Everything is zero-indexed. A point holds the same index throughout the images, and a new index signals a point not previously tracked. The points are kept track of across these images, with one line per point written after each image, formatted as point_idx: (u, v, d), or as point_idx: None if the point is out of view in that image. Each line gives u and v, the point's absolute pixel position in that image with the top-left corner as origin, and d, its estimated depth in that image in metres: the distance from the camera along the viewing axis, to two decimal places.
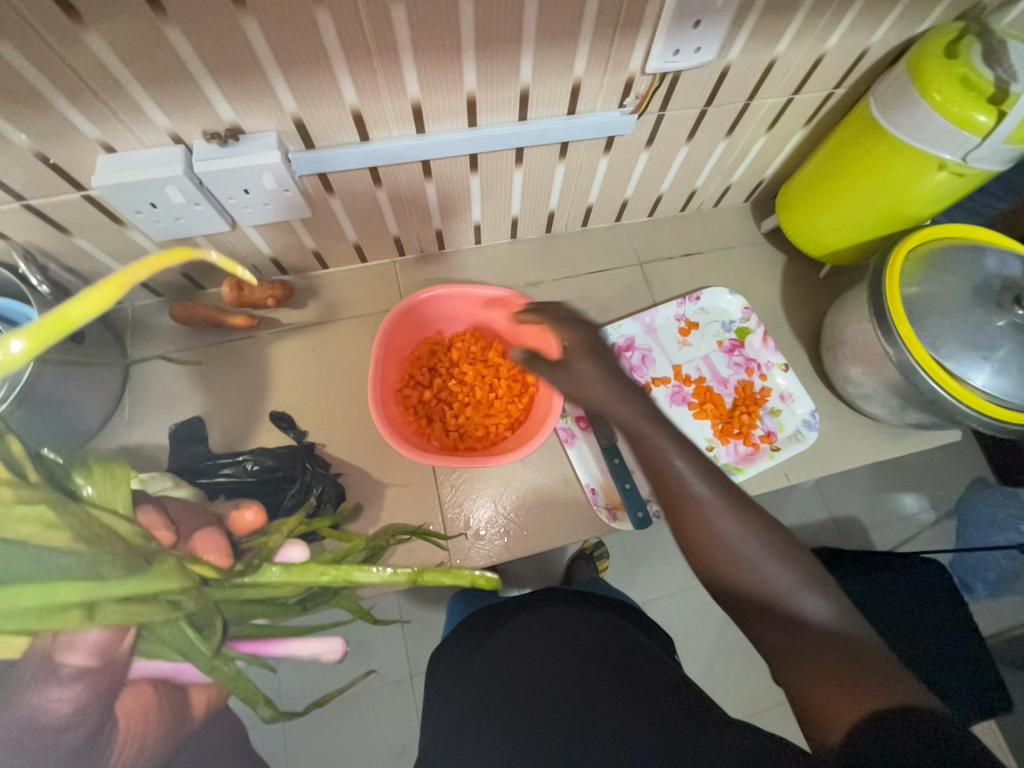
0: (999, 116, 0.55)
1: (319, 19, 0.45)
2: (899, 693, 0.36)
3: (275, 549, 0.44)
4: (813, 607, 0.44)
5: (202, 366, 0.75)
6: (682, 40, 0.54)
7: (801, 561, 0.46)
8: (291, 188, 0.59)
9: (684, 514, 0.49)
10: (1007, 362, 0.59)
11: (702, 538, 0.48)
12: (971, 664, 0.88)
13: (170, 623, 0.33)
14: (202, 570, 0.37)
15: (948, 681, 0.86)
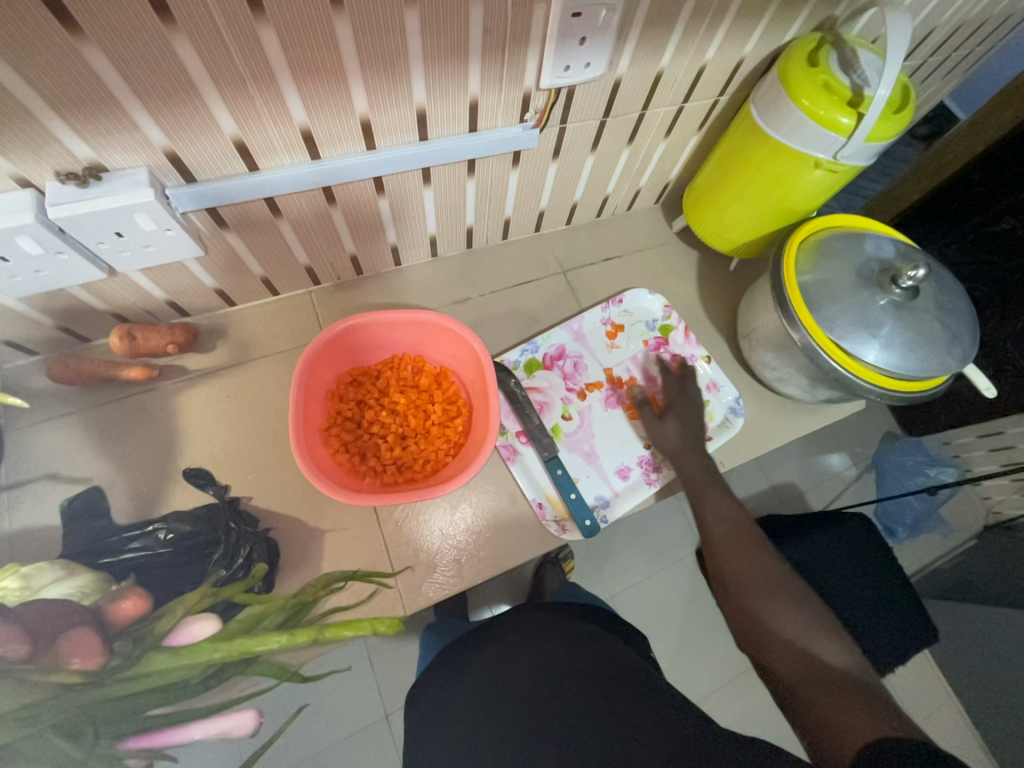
0: (858, 117, 0.60)
1: (176, 45, 0.41)
2: (877, 722, 0.46)
3: (170, 632, 0.58)
4: (835, 654, 0.56)
5: (97, 429, 0.67)
6: (570, 57, 0.55)
7: (808, 605, 0.62)
8: (174, 227, 0.54)
9: (744, 556, 0.68)
10: (893, 336, 0.65)
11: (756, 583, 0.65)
12: (900, 606, 0.96)
13: (30, 739, 0.51)
14: (70, 678, 0.53)
15: (884, 625, 0.94)
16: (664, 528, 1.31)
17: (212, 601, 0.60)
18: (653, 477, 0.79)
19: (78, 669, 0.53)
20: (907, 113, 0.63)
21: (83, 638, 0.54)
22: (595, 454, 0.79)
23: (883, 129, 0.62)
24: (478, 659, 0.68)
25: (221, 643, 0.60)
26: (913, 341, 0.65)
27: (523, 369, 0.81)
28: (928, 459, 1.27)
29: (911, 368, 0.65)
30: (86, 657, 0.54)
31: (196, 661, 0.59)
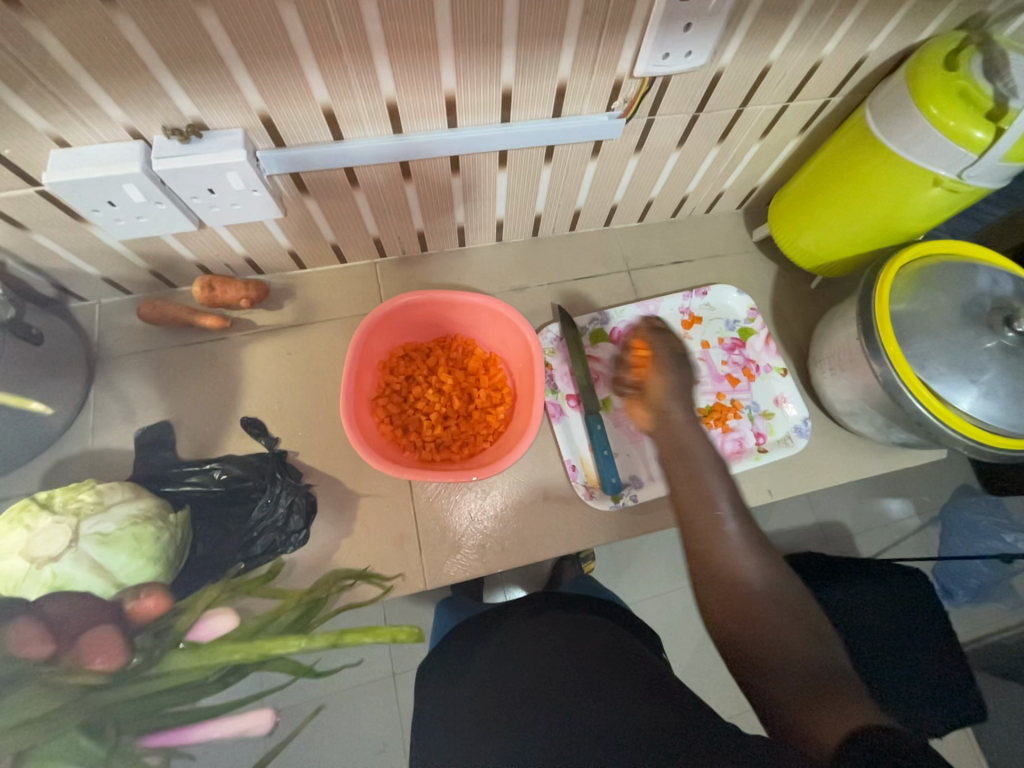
0: (997, 133, 0.53)
1: (282, 13, 0.42)
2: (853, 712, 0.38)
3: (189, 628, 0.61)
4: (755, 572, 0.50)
5: (172, 369, 0.72)
6: (671, 45, 0.52)
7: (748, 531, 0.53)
8: (260, 188, 0.56)
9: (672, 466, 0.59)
10: (995, 385, 0.58)
11: (727, 561, 0.51)
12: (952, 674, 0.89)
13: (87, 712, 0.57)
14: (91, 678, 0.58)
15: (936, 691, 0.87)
16: None
17: (229, 598, 0.63)
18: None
19: (99, 670, 0.58)
20: None
21: (104, 638, 0.57)
22: (639, 434, 0.77)
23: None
24: (490, 645, 0.69)
25: (239, 644, 0.63)
26: (1018, 395, 0.58)
27: (589, 337, 0.80)
28: (1008, 524, 1.14)
29: (1011, 423, 0.58)
30: (106, 658, 0.58)
31: (215, 660, 0.62)
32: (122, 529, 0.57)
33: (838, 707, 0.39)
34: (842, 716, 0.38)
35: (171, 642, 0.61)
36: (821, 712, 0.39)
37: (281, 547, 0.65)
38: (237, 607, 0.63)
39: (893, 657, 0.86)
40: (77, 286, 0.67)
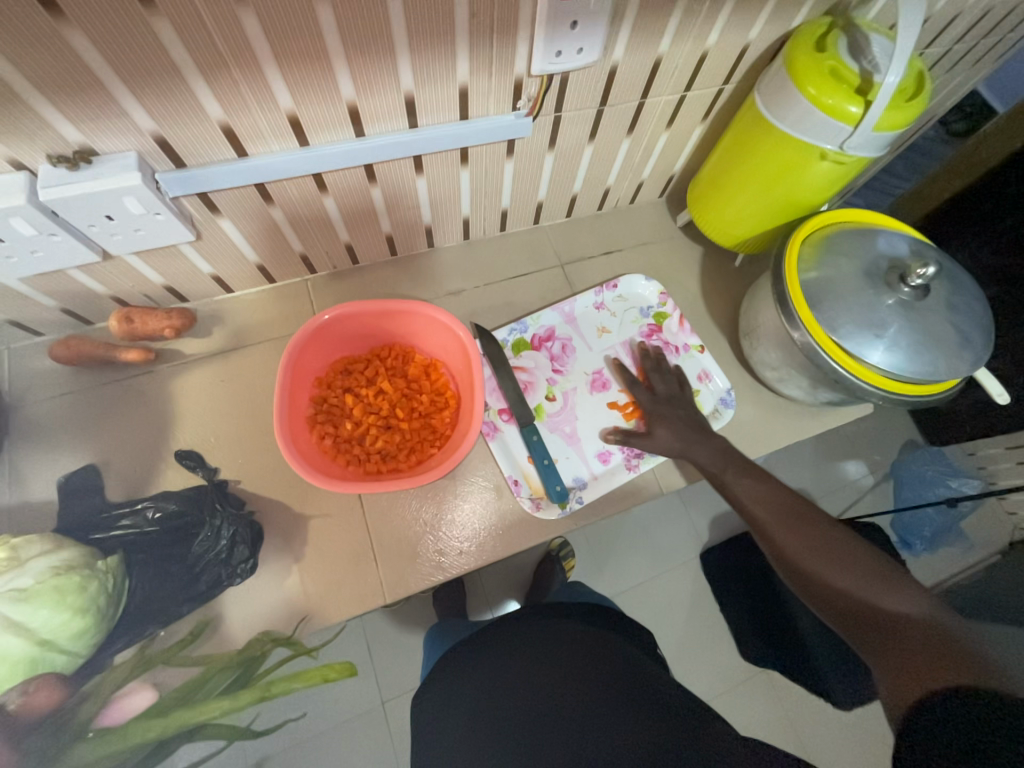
0: (867, 105, 0.57)
1: (157, 29, 0.41)
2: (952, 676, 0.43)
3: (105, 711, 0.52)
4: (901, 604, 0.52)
5: (95, 409, 0.68)
6: (562, 42, 0.54)
7: (873, 567, 0.56)
8: (162, 212, 0.54)
9: (783, 524, 0.63)
10: (898, 338, 0.62)
11: (799, 546, 0.61)
12: None
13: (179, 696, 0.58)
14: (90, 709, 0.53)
15: None
16: (666, 530, 1.29)
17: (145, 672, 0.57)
18: (634, 464, 0.76)
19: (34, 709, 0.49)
20: (921, 102, 0.60)
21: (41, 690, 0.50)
22: (575, 436, 0.78)
23: (892, 118, 0.58)
24: (484, 659, 0.67)
25: (157, 719, 0.53)
26: (920, 343, 0.62)
27: (510, 348, 0.81)
28: (951, 470, 1.25)
29: (918, 371, 0.62)
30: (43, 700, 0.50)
31: (129, 745, 0.51)
32: (41, 581, 0.51)
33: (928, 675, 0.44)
34: (926, 683, 0.44)
35: (75, 734, 0.50)
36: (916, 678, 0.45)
37: (228, 581, 0.62)
38: (157, 678, 0.57)
39: None
40: None
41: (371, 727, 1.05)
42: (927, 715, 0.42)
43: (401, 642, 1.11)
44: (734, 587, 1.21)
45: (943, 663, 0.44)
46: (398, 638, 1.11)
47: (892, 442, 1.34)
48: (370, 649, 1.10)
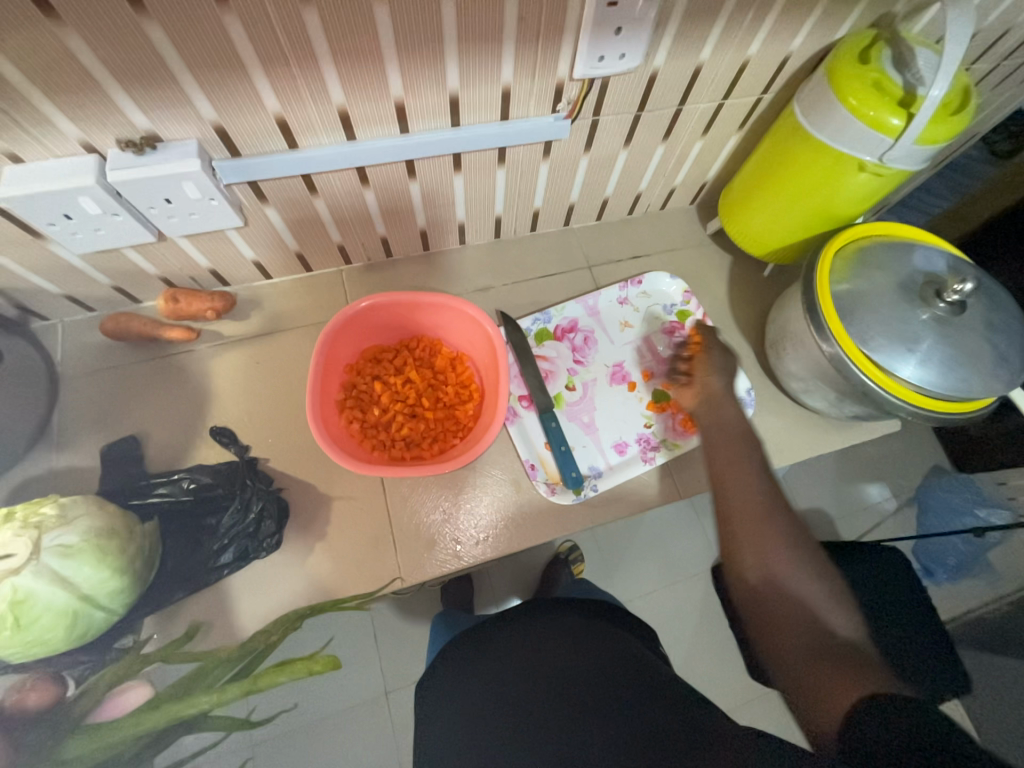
0: (910, 118, 0.57)
1: (228, 24, 0.44)
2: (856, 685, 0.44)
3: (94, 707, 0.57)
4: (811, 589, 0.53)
5: (139, 383, 0.72)
6: (605, 48, 0.55)
7: (809, 545, 0.55)
8: (217, 197, 0.57)
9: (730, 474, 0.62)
10: (931, 353, 0.61)
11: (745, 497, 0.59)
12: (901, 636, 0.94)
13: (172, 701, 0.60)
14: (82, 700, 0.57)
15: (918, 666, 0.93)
16: (678, 539, 1.28)
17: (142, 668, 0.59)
18: (650, 456, 0.77)
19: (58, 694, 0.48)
20: (966, 116, 0.59)
21: None
22: (593, 426, 0.78)
23: (935, 131, 0.58)
24: (484, 660, 0.66)
25: (147, 714, 0.58)
26: (954, 359, 0.61)
27: (534, 337, 0.82)
28: (980, 499, 1.18)
29: (951, 387, 0.61)
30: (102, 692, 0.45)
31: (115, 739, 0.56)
32: (86, 541, 0.54)
33: (842, 685, 0.44)
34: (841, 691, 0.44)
35: (69, 729, 0.55)
36: (839, 681, 0.45)
37: (254, 553, 0.65)
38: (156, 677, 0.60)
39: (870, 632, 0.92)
40: (38, 304, 0.67)
41: (374, 714, 1.07)
42: (845, 723, 0.42)
43: (408, 633, 1.12)
44: None
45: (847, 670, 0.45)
46: (406, 628, 1.13)
47: (919, 465, 1.31)
48: (377, 637, 1.11)
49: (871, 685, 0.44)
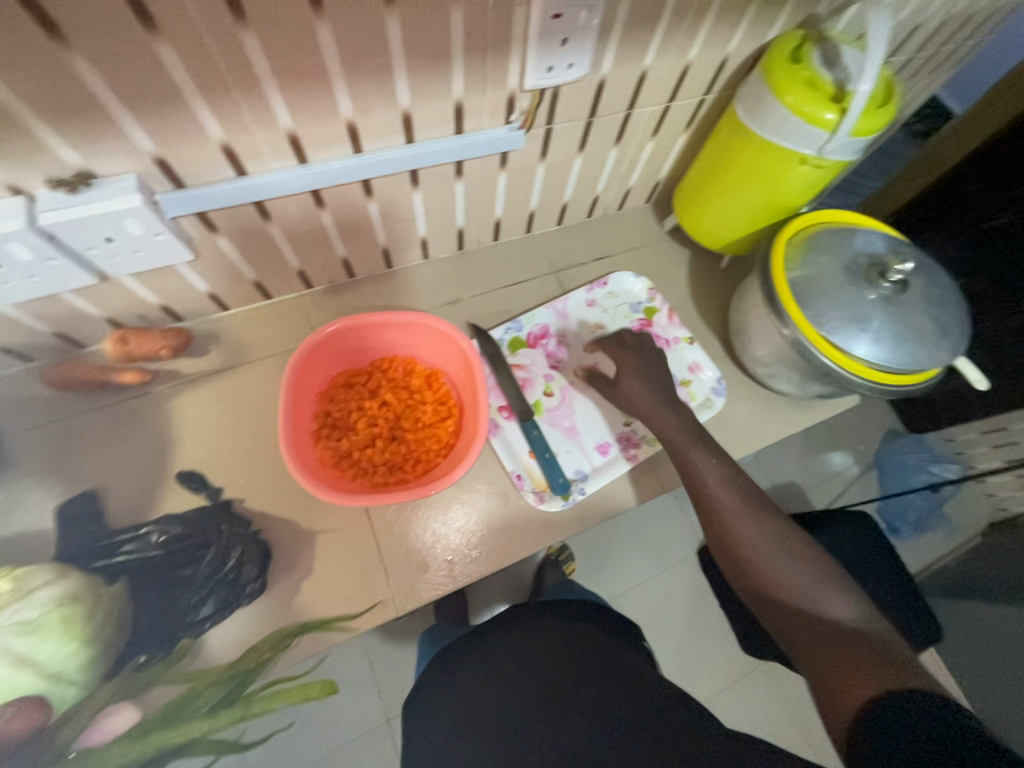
0: (843, 112, 0.60)
1: (161, 54, 0.42)
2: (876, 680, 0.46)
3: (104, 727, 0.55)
4: (838, 608, 0.55)
5: (92, 434, 0.67)
6: (553, 59, 0.56)
7: (813, 563, 0.59)
8: (162, 232, 0.54)
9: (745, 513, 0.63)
10: (882, 331, 0.65)
11: (752, 541, 0.61)
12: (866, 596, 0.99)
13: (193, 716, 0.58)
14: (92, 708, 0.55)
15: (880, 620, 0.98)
16: (664, 528, 1.31)
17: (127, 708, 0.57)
18: (632, 453, 0.78)
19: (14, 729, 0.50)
20: (892, 108, 0.63)
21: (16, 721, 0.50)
22: (574, 430, 0.79)
23: (866, 124, 0.62)
24: (473, 670, 0.67)
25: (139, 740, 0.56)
26: (903, 334, 0.65)
27: (507, 346, 0.82)
28: (931, 456, 1.29)
29: (903, 361, 0.65)
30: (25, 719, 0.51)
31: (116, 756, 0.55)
32: (46, 614, 0.51)
33: (858, 678, 0.47)
34: (861, 688, 0.46)
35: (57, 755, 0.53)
36: (855, 676, 0.47)
37: (236, 602, 0.61)
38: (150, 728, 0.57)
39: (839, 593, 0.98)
40: None
41: (378, 744, 1.04)
42: (860, 727, 0.44)
43: (405, 656, 1.10)
44: None
45: (863, 673, 0.47)
46: (402, 651, 1.10)
47: (875, 431, 1.39)
48: (374, 665, 1.09)
49: (874, 675, 0.47)
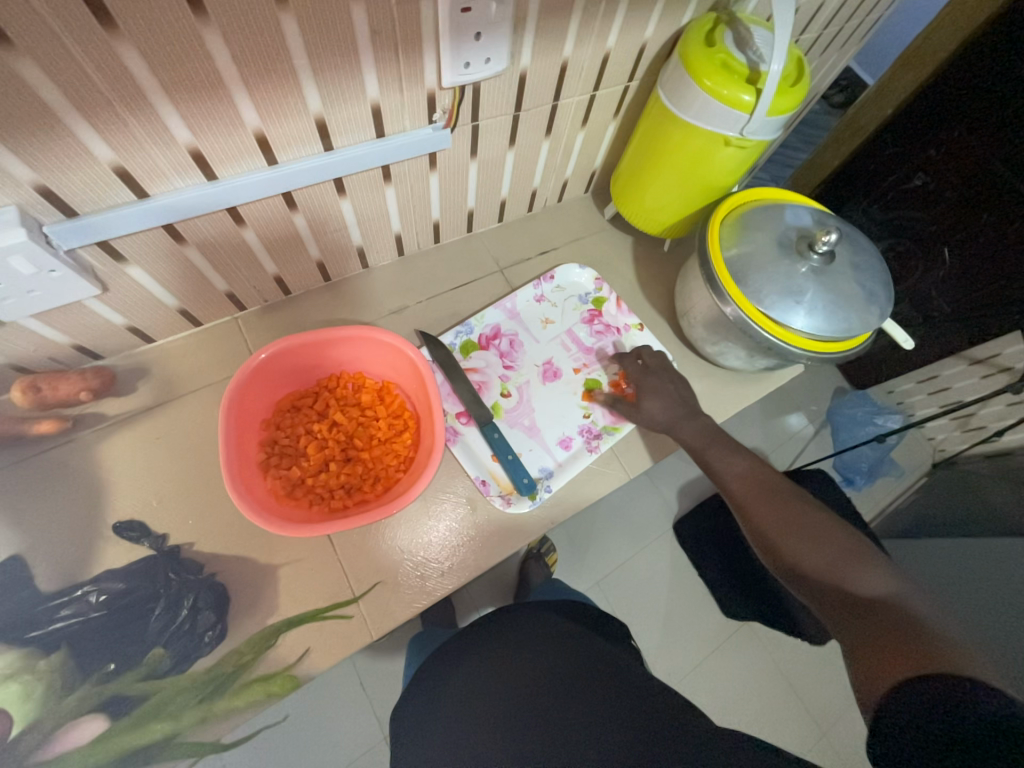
0: (759, 93, 0.62)
1: (22, 71, 0.37)
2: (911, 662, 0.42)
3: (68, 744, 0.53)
4: (873, 582, 0.51)
5: (11, 493, 0.61)
6: (469, 54, 0.54)
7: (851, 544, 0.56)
8: (59, 268, 0.49)
9: (760, 499, 0.64)
10: (816, 301, 0.67)
11: (774, 524, 0.61)
12: None
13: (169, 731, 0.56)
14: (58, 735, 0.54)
15: None
16: (639, 508, 1.33)
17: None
18: (594, 445, 0.78)
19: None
20: (804, 85, 0.65)
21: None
22: (535, 428, 0.78)
23: (782, 103, 0.63)
24: (461, 669, 0.66)
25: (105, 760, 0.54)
26: (835, 303, 0.68)
27: (460, 351, 0.81)
28: (875, 409, 1.38)
29: (838, 329, 0.68)
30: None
31: None
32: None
33: (895, 659, 0.43)
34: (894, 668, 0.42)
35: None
36: (889, 658, 0.43)
37: (195, 652, 0.58)
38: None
39: None
40: None
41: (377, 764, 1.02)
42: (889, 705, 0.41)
43: (395, 672, 1.08)
44: (709, 552, 1.27)
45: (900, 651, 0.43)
46: (391, 666, 1.08)
47: (824, 392, 1.47)
48: (364, 686, 1.06)
49: (913, 658, 0.42)
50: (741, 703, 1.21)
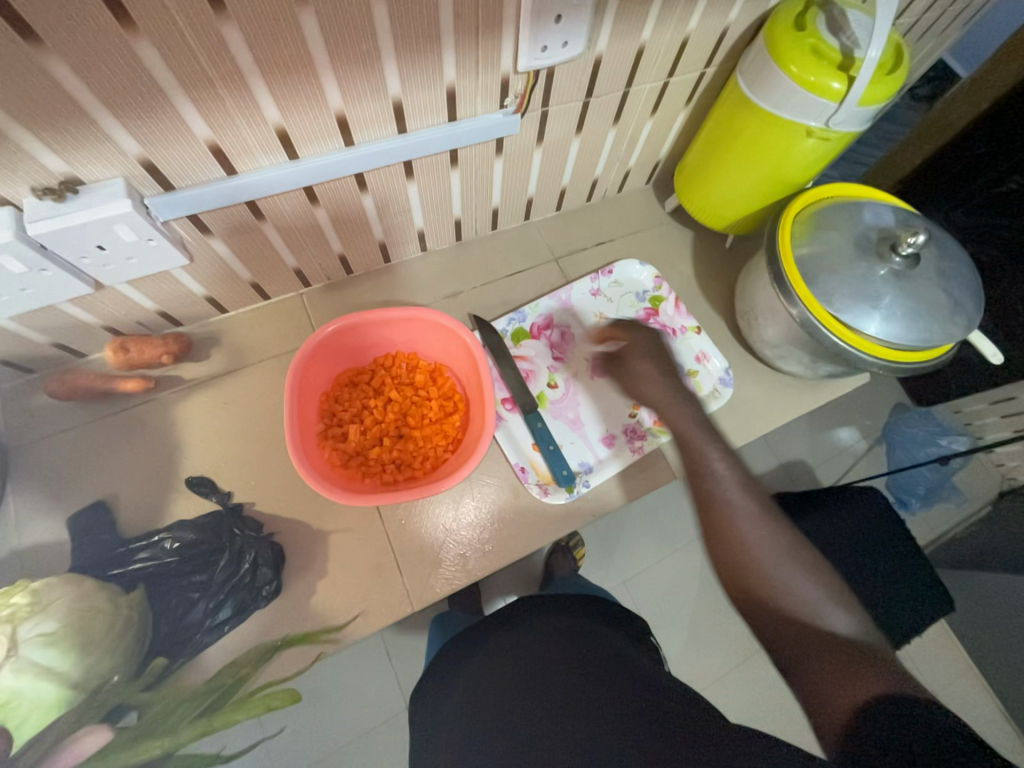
0: (851, 81, 0.58)
1: (141, 52, 0.40)
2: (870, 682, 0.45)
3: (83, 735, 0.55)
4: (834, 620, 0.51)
5: (97, 444, 0.67)
6: (547, 38, 0.53)
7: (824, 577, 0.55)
8: (155, 237, 0.53)
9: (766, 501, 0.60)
10: (895, 307, 0.63)
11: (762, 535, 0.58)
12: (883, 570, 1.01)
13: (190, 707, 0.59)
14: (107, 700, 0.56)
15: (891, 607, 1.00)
16: (673, 512, 1.31)
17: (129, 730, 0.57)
18: (638, 445, 0.77)
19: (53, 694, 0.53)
20: (901, 73, 0.60)
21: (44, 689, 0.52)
22: (579, 422, 0.78)
23: (875, 92, 0.59)
24: (477, 659, 0.68)
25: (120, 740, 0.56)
26: (915, 311, 0.63)
27: (510, 338, 0.81)
28: (940, 429, 1.29)
29: (916, 338, 0.63)
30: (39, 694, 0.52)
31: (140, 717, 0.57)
32: (67, 625, 0.53)
33: (843, 686, 0.45)
34: (854, 690, 0.45)
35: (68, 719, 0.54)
36: (858, 687, 0.45)
37: (253, 604, 0.62)
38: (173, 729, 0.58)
39: (855, 572, 0.99)
40: None
41: (401, 732, 1.06)
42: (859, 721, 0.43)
43: (420, 646, 1.11)
44: None
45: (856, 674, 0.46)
46: (417, 642, 1.12)
47: (883, 406, 1.38)
48: (390, 657, 1.10)
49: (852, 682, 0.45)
50: (769, 719, 1.18)
